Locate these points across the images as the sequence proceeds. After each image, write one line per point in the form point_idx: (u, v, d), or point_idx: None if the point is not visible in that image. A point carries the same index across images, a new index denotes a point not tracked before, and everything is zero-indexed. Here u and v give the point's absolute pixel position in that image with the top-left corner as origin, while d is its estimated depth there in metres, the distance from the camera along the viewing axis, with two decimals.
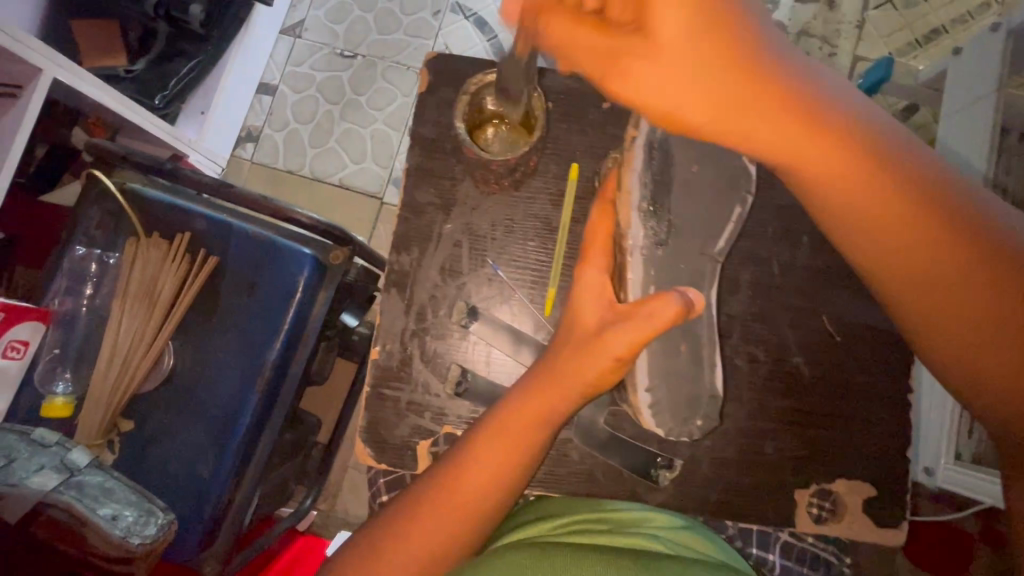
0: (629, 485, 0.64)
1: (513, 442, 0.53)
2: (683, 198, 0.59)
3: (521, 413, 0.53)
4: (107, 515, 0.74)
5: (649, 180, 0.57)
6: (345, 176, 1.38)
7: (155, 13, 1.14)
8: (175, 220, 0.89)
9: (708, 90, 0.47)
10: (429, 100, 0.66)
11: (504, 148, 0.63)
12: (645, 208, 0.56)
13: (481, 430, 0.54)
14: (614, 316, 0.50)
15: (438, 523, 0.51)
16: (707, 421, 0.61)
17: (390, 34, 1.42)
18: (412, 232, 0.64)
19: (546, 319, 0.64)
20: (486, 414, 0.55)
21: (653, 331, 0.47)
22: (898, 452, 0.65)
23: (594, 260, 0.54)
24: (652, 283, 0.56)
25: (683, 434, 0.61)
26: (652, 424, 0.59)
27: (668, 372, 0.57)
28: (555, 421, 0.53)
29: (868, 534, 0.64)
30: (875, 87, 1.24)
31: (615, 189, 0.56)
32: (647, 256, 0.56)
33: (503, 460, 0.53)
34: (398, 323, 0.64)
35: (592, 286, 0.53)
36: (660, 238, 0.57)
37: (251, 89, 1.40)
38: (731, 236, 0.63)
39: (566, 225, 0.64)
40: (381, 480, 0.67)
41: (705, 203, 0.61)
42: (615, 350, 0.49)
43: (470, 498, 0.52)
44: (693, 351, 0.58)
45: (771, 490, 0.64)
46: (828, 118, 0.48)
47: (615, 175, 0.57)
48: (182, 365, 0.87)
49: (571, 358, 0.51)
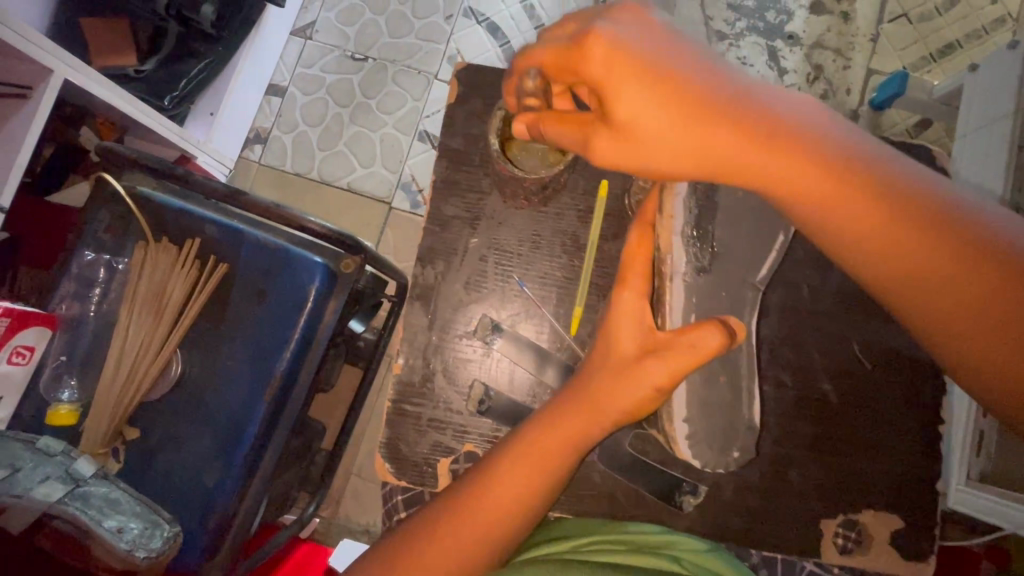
0: (652, 509, 0.63)
1: (538, 468, 0.51)
2: (725, 226, 0.59)
3: (547, 438, 0.51)
4: (112, 528, 0.72)
5: (692, 207, 0.56)
6: (354, 179, 1.37)
7: (166, 13, 1.13)
8: (187, 225, 0.88)
9: (691, 154, 0.45)
10: (457, 112, 0.64)
11: (537, 165, 0.59)
12: (687, 234, 0.55)
13: (503, 454, 0.52)
14: (655, 345, 0.50)
15: (456, 546, 0.50)
16: (743, 453, 0.60)
17: (401, 38, 1.41)
18: (437, 246, 0.63)
19: (571, 337, 0.62)
20: (509, 437, 0.53)
21: (698, 361, 0.47)
22: (926, 481, 0.63)
23: (632, 283, 0.53)
24: (692, 312, 0.56)
25: (721, 466, 0.59)
26: (689, 456, 0.58)
27: (701, 399, 0.55)
28: (584, 448, 0.52)
29: (892, 566, 0.63)
30: (888, 101, 1.26)
31: (657, 212, 0.54)
32: (689, 285, 0.56)
33: (527, 486, 0.51)
34: (420, 338, 0.62)
35: (630, 313, 0.51)
36: (701, 265, 0.57)
37: (261, 90, 1.38)
38: (773, 265, 0.62)
39: (594, 243, 0.63)
40: (398, 496, 0.65)
41: (748, 233, 0.61)
42: (654, 380, 0.49)
43: (490, 526, 0.50)
44: (731, 380, 0.57)
45: (796, 517, 0.63)
46: (844, 166, 0.43)
47: (657, 197, 0.54)
48: (189, 373, 0.86)
49: (607, 384, 0.51)
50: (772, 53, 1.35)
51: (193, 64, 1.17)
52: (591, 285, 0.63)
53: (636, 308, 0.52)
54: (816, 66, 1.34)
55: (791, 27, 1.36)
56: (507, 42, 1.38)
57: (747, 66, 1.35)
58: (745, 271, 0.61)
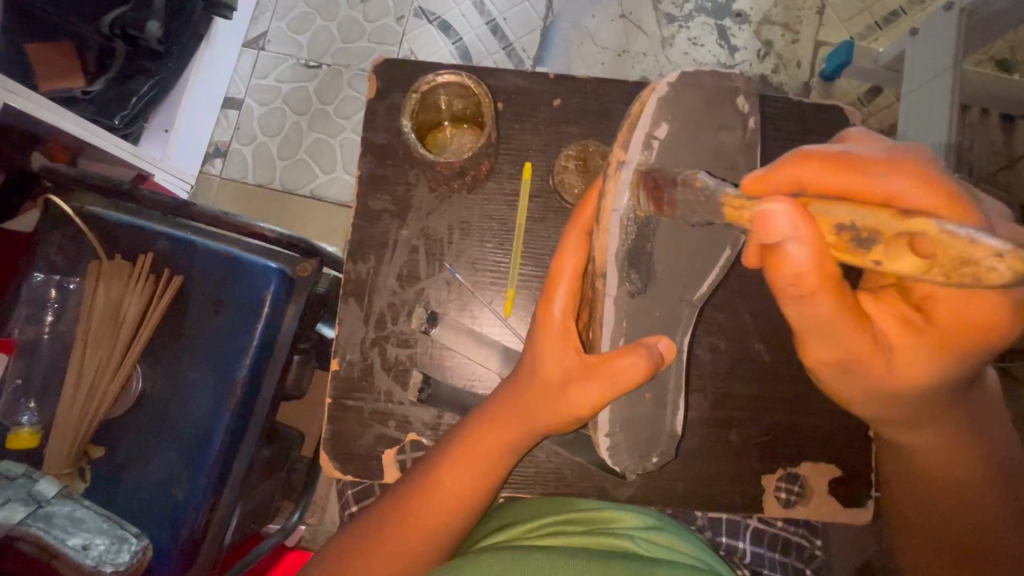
0: (596, 481, 0.67)
1: (478, 471, 0.57)
2: (670, 244, 0.55)
3: (486, 442, 0.57)
4: (76, 546, 0.72)
5: (630, 228, 0.51)
6: (316, 186, 1.37)
7: (111, 33, 1.09)
8: (138, 242, 0.88)
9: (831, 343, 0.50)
10: (380, 107, 0.68)
11: (458, 117, 0.66)
12: (622, 258, 0.51)
13: (447, 456, 0.57)
14: (579, 369, 0.53)
15: (401, 547, 0.55)
16: (664, 457, 0.61)
17: (354, 42, 1.41)
18: (368, 240, 0.67)
19: (507, 319, 0.67)
20: (451, 438, 0.59)
21: (622, 389, 0.51)
22: (861, 432, 0.69)
23: (558, 296, 0.56)
24: (621, 335, 0.54)
25: (638, 469, 0.60)
26: (608, 460, 0.58)
27: (629, 415, 0.56)
28: (521, 445, 0.58)
29: (834, 513, 0.69)
30: (837, 72, 1.27)
31: (594, 220, 0.54)
32: (622, 307, 0.53)
33: (470, 483, 0.57)
34: (358, 333, 0.66)
35: (556, 334, 0.55)
36: (637, 287, 0.53)
37: (217, 105, 1.38)
38: (716, 281, 0.60)
39: (521, 226, 0.67)
40: (350, 491, 0.73)
41: (689, 246, 0.56)
42: (581, 404, 0.52)
43: (433, 530, 0.56)
44: (656, 396, 0.57)
45: (735, 478, 0.68)
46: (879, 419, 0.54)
47: (594, 201, 0.54)
48: (151, 388, 0.86)
49: (538, 402, 0.55)
50: (721, 32, 1.36)
51: (143, 82, 1.16)
52: (521, 264, 0.67)
53: (560, 329, 0.55)
54: (766, 42, 1.35)
55: (738, 5, 1.37)
56: (460, 39, 1.38)
57: (697, 46, 1.36)
58: (683, 288, 0.58)
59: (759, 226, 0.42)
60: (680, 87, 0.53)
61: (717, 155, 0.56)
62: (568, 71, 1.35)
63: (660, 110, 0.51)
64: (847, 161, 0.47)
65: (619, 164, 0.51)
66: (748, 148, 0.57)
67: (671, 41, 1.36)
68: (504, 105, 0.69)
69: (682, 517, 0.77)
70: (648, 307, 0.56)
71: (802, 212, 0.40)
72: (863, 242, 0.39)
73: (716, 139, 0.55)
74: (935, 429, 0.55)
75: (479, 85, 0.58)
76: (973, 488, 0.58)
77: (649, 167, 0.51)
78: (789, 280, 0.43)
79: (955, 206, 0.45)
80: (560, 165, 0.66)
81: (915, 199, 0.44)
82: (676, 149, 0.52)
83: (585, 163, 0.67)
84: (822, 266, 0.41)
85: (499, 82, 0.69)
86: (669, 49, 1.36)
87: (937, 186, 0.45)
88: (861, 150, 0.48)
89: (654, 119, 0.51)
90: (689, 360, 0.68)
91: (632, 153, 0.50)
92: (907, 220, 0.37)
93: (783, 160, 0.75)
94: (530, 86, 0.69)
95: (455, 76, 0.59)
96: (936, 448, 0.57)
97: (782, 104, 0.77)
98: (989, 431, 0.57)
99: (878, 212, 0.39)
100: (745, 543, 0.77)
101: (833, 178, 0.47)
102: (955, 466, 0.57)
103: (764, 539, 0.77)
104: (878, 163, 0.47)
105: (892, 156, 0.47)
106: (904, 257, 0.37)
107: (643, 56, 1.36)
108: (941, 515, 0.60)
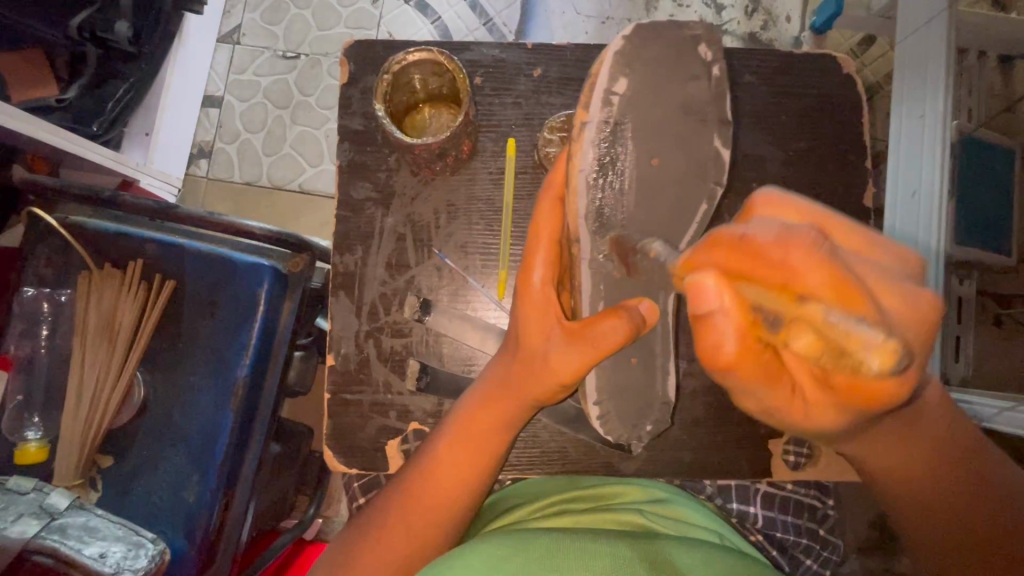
0: (603, 457, 0.67)
1: (475, 448, 0.57)
2: (644, 200, 0.53)
3: (481, 419, 0.57)
4: (93, 555, 0.71)
5: (598, 189, 0.52)
6: (304, 180, 1.35)
7: (79, 37, 1.02)
8: (125, 248, 0.86)
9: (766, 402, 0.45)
10: (354, 92, 0.66)
11: (435, 102, 0.65)
12: (597, 218, 0.53)
13: (445, 437, 0.57)
14: (564, 337, 0.52)
15: (402, 535, 0.55)
16: (658, 425, 0.60)
17: (330, 29, 1.37)
18: (354, 231, 0.66)
19: (500, 300, 0.66)
20: (445, 422, 0.59)
21: (604, 352, 0.51)
22: None
23: (540, 262, 0.54)
24: (600, 300, 0.55)
25: (633, 440, 0.60)
26: (601, 431, 0.59)
27: (621, 387, 0.57)
28: (514, 422, 0.58)
29: (843, 472, 0.69)
30: (828, 23, 1.23)
31: (564, 187, 0.54)
32: (599, 272, 0.54)
33: (463, 461, 0.57)
34: (351, 325, 0.65)
35: (536, 302, 0.54)
36: (619, 257, 0.54)
37: (196, 104, 1.35)
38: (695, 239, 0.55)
39: (509, 204, 0.66)
40: (356, 484, 0.73)
41: (667, 202, 0.54)
42: (563, 369, 0.52)
43: (434, 516, 0.55)
44: (644, 360, 0.57)
45: (740, 443, 0.67)
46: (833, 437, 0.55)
47: (565, 161, 0.54)
48: (153, 394, 0.85)
49: (524, 373, 0.55)
50: None
51: (118, 85, 1.10)
52: (512, 243, 0.66)
53: (542, 297, 0.54)
54: None
55: None
56: (439, 18, 1.34)
57: (682, 8, 1.32)
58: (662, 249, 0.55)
59: (690, 294, 0.39)
60: (639, 41, 0.52)
61: (688, 109, 0.53)
62: (552, 42, 1.30)
63: (625, 68, 0.52)
64: (755, 245, 0.37)
65: (582, 125, 0.52)
66: (720, 98, 0.53)
67: (656, 4, 1.32)
68: (483, 80, 0.67)
69: (691, 486, 0.78)
70: (632, 273, 0.54)
71: (726, 286, 0.38)
72: (776, 323, 0.36)
73: (683, 92, 0.53)
74: (882, 444, 0.56)
75: (452, 59, 0.56)
76: (958, 475, 0.55)
77: (617, 110, 0.52)
78: (709, 351, 0.41)
79: (857, 299, 0.35)
80: (544, 138, 0.64)
81: (811, 279, 0.35)
82: (641, 102, 0.52)
83: (570, 135, 0.65)
84: (745, 343, 0.39)
85: (475, 56, 0.67)
86: (654, 13, 1.32)
87: (844, 279, 0.35)
88: (765, 225, 0.39)
89: (612, 77, 0.52)
90: (686, 329, 0.67)
91: (594, 112, 0.52)
92: (799, 305, 0.34)
93: (773, 118, 0.73)
94: (509, 58, 0.67)
95: (427, 54, 0.57)
96: (884, 453, 0.56)
97: (769, 58, 0.74)
98: (923, 429, 0.55)
99: (786, 295, 0.36)
100: (756, 508, 0.77)
101: (740, 262, 0.38)
102: (908, 457, 0.56)
103: (775, 503, 0.77)
104: (777, 237, 0.37)
105: (790, 231, 0.37)
106: (803, 335, 0.34)
107: (629, 21, 1.32)
108: (935, 502, 0.56)
